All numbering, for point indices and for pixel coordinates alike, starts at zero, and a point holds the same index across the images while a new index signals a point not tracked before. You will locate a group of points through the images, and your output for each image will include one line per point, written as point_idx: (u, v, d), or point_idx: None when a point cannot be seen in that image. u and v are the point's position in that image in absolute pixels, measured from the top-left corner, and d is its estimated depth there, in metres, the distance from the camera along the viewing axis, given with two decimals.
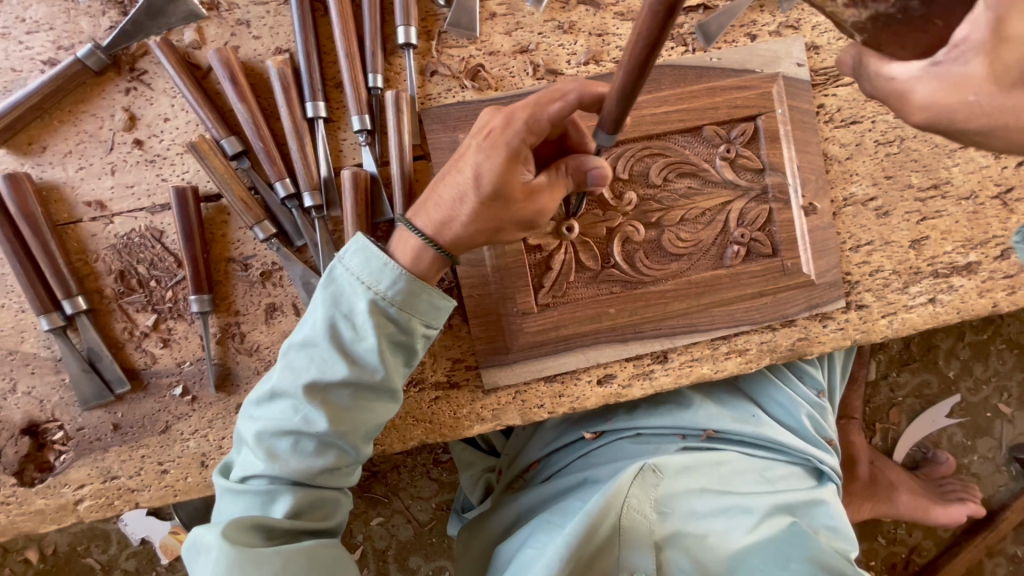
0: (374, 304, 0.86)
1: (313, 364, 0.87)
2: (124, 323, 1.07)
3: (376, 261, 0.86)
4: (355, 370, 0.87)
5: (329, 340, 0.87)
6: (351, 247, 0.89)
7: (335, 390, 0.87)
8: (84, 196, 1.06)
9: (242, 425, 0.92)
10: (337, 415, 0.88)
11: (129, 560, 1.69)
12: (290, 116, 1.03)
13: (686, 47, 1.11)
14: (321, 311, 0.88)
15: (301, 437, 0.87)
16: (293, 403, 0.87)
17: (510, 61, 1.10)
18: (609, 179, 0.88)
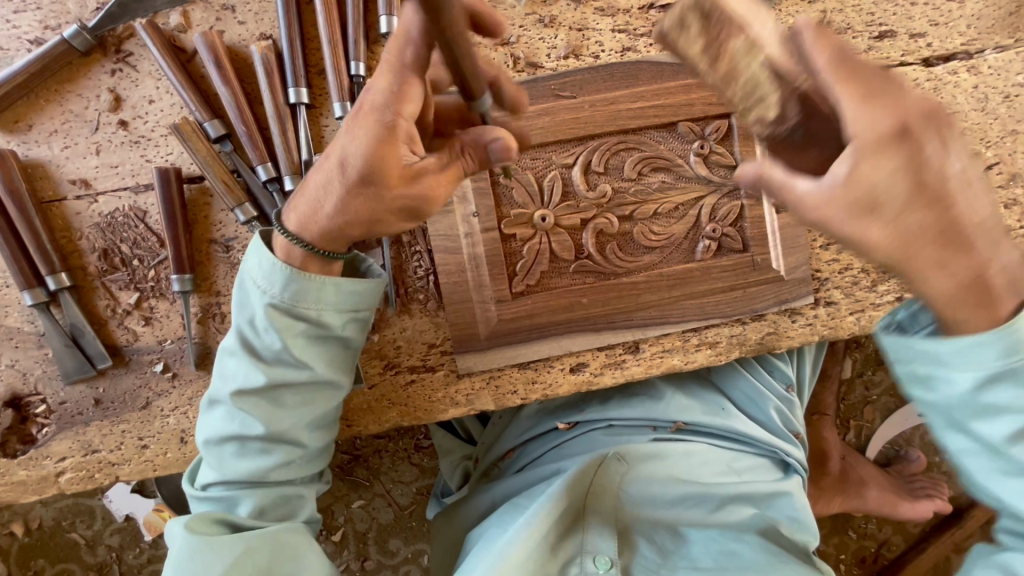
0: (277, 303, 0.86)
1: (236, 373, 0.89)
2: (107, 301, 1.10)
3: (272, 262, 0.85)
4: (279, 369, 0.88)
5: (246, 347, 0.88)
6: (250, 249, 0.89)
7: (268, 394, 0.89)
8: (69, 175, 1.08)
9: (197, 436, 0.96)
10: (271, 416, 0.89)
11: (112, 535, 1.72)
12: (273, 102, 1.05)
13: (664, 44, 1.14)
14: (241, 320, 0.89)
15: (242, 440, 0.89)
16: (230, 410, 0.89)
17: (491, 53, 1.12)
18: (513, 149, 0.83)
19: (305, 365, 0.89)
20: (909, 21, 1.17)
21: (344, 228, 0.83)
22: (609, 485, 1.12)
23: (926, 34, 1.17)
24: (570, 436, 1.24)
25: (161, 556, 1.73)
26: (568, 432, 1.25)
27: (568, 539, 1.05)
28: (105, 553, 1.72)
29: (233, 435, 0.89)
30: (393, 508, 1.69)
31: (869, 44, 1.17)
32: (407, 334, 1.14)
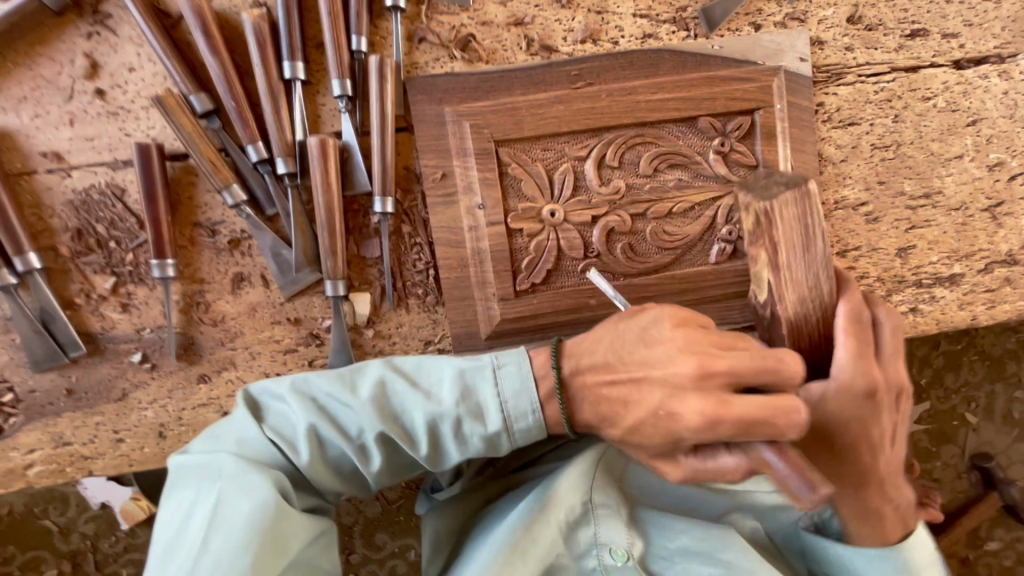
0: (404, 406, 0.85)
1: (325, 415, 0.84)
2: (81, 285, 1.02)
3: (530, 392, 0.85)
4: (360, 450, 0.84)
5: (428, 429, 0.84)
6: (392, 372, 0.88)
7: (331, 449, 0.84)
8: (40, 146, 0.99)
9: (188, 459, 0.82)
10: (319, 469, 0.83)
11: (86, 524, 1.65)
12: (265, 76, 0.97)
13: (688, 32, 1.07)
14: (419, 392, 0.85)
15: (263, 477, 0.78)
16: (290, 427, 0.84)
17: (503, 33, 1.04)
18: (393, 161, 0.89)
19: (375, 459, 0.84)
20: (943, 20, 1.11)
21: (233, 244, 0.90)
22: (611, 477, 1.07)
23: (959, 34, 1.12)
24: (570, 435, 1.16)
25: (137, 546, 1.67)
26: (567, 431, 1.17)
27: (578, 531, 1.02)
28: (78, 541, 1.65)
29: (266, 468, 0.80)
30: (381, 503, 1.64)
31: (901, 42, 1.11)
32: (403, 330, 1.08)
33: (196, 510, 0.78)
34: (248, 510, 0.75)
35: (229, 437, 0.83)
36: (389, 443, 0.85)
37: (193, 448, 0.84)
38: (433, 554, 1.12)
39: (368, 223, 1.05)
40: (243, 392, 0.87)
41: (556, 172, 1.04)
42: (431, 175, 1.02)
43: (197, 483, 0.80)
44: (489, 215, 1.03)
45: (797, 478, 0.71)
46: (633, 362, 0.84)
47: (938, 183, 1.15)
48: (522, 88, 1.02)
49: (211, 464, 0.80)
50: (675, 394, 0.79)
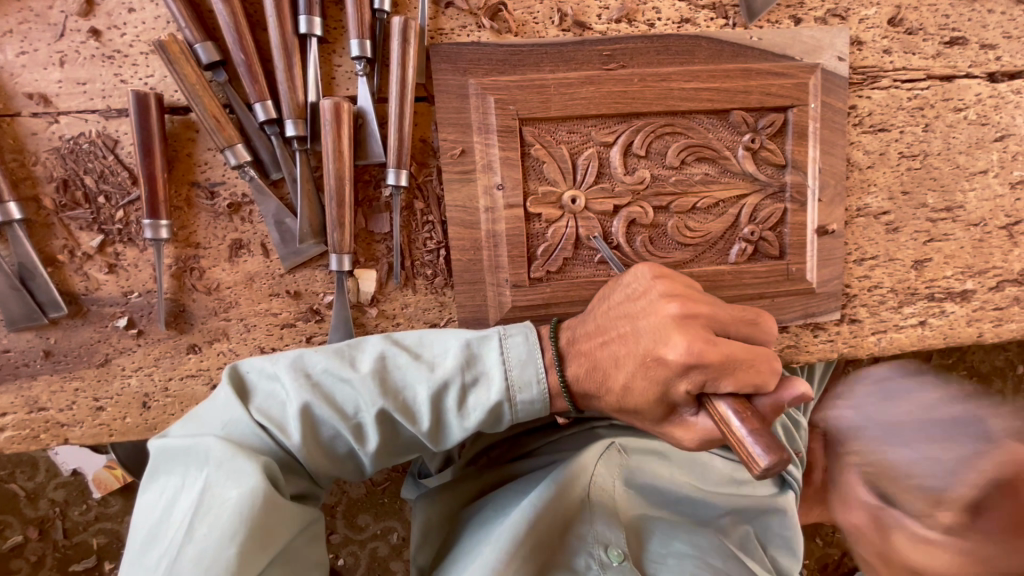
0: (411, 379, 0.81)
1: (321, 391, 0.79)
2: (64, 241, 0.95)
3: (537, 366, 0.83)
4: (358, 428, 0.80)
5: (430, 405, 0.80)
6: (391, 344, 0.84)
7: (327, 429, 0.79)
8: (24, 87, 0.91)
9: (176, 439, 0.77)
10: (313, 452, 0.79)
11: (57, 490, 1.59)
12: (279, 29, 0.90)
13: (726, 20, 1.02)
14: (420, 365, 0.82)
15: (254, 460, 0.73)
16: (282, 409, 0.79)
17: (535, 5, 0.98)
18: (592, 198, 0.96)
19: (374, 438, 0.80)
20: (983, 30, 1.08)
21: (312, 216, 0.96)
22: (610, 475, 1.05)
23: (997, 46, 1.09)
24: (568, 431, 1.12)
25: (109, 515, 1.61)
26: (566, 427, 1.13)
27: (574, 529, 0.99)
28: (46, 508, 1.59)
29: (256, 454, 0.75)
30: (366, 484, 1.60)
31: (939, 49, 1.08)
32: (408, 310, 1.03)
33: (181, 497, 0.74)
34: (238, 493, 0.71)
35: (216, 420, 0.79)
36: (388, 421, 0.81)
37: (177, 432, 0.80)
38: (421, 541, 1.09)
39: (379, 196, 0.99)
40: (227, 371, 0.83)
41: (579, 157, 0.99)
42: (449, 149, 0.97)
43: (184, 470, 0.76)
44: (507, 197, 0.98)
45: (750, 435, 0.68)
46: (623, 313, 0.84)
47: (961, 198, 1.13)
48: (551, 65, 0.97)
49: (199, 448, 0.75)
50: (661, 333, 0.78)
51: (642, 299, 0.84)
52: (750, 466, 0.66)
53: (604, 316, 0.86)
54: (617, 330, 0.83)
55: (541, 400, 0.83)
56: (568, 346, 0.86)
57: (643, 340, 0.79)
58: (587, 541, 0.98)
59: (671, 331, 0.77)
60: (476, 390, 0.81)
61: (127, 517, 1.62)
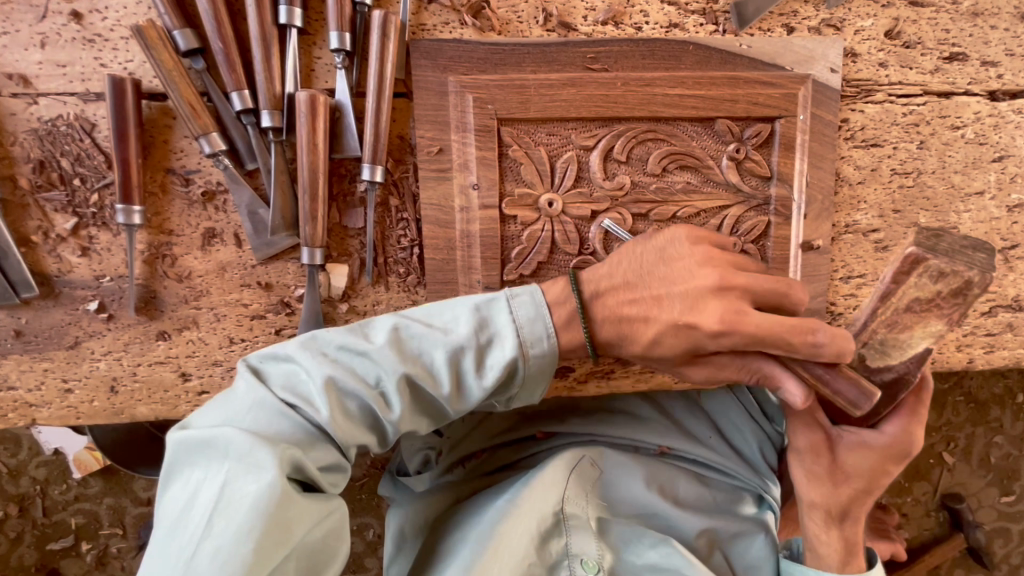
0: (432, 344, 0.78)
1: (341, 365, 0.77)
2: (39, 222, 0.95)
3: (547, 321, 0.81)
4: (381, 398, 0.77)
5: (450, 367, 0.78)
6: (401, 316, 0.82)
7: (350, 401, 0.77)
8: (5, 67, 0.91)
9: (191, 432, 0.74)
10: (342, 427, 0.76)
11: (38, 468, 1.60)
12: (258, 18, 0.89)
13: (716, 27, 1.00)
14: (435, 331, 0.79)
15: (278, 447, 0.71)
16: (305, 387, 0.77)
17: (520, 4, 0.96)
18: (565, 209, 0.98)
19: (398, 408, 0.77)
20: (985, 46, 1.05)
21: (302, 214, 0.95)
22: (585, 487, 1.05)
23: (999, 64, 1.05)
24: (547, 444, 1.13)
25: (89, 496, 1.62)
26: (545, 440, 1.13)
27: (549, 540, 0.98)
28: (27, 485, 1.60)
29: (280, 439, 0.72)
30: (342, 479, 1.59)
31: (938, 64, 1.04)
32: (379, 307, 1.02)
33: (200, 491, 0.72)
34: (264, 482, 0.69)
35: (236, 409, 0.75)
36: (410, 389, 0.78)
37: (195, 423, 0.76)
38: (394, 552, 1.04)
39: (354, 191, 0.98)
40: (241, 363, 0.79)
41: (558, 160, 0.97)
42: (426, 147, 0.96)
43: (206, 463, 0.73)
44: (483, 197, 0.97)
45: (850, 386, 0.79)
46: (655, 280, 0.82)
47: (955, 218, 1.10)
48: (533, 65, 0.96)
49: (222, 438, 0.72)
50: (696, 302, 0.77)
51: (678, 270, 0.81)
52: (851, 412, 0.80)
53: (637, 275, 0.83)
54: (651, 294, 0.81)
55: (550, 356, 0.81)
56: (593, 302, 0.83)
57: (676, 309, 0.79)
58: (565, 553, 0.98)
59: (707, 301, 0.77)
60: (494, 352, 0.80)
61: (105, 498, 1.63)
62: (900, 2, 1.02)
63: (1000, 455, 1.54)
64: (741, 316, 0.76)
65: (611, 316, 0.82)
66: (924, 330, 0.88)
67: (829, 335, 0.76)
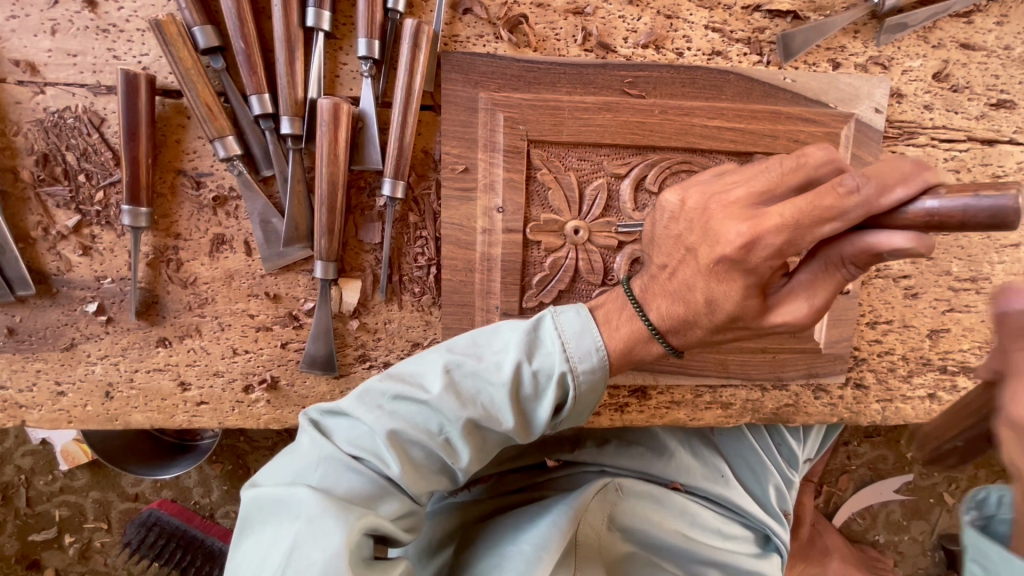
0: (491, 384, 0.74)
1: (399, 414, 0.75)
2: (39, 217, 0.90)
3: (596, 335, 0.76)
4: (446, 444, 0.76)
5: (512, 405, 0.74)
6: (450, 352, 0.78)
7: (416, 449, 0.75)
8: (12, 53, 0.86)
9: (263, 495, 0.74)
10: (410, 473, 0.75)
11: (24, 457, 1.55)
12: (285, 19, 0.84)
13: (760, 57, 0.96)
14: (488, 368, 0.75)
15: (345, 514, 0.69)
16: (368, 440, 0.75)
17: (559, 21, 0.92)
18: (589, 234, 0.94)
19: (464, 452, 0.76)
20: None
21: (320, 217, 0.90)
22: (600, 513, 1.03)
23: None
24: (556, 472, 1.11)
25: (74, 489, 1.58)
26: (554, 469, 1.12)
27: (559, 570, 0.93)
28: (12, 474, 1.56)
29: (345, 502, 0.70)
30: None
31: (984, 111, 1.00)
32: (391, 326, 0.98)
33: (271, 554, 0.70)
34: (329, 550, 0.66)
35: (303, 467, 0.75)
36: (473, 431, 0.76)
37: (269, 479, 0.76)
38: None
39: (372, 205, 0.94)
40: (306, 418, 0.80)
41: (588, 187, 0.94)
42: (451, 164, 0.92)
43: (275, 523, 0.72)
44: (507, 221, 0.93)
45: (969, 199, 0.58)
46: (669, 240, 0.75)
47: (987, 269, 1.06)
48: (568, 86, 0.91)
49: (291, 500, 0.71)
50: (712, 230, 0.69)
51: (683, 220, 0.73)
52: (1001, 224, 0.58)
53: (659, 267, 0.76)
54: (676, 256, 0.74)
55: (603, 372, 0.76)
56: (642, 296, 0.78)
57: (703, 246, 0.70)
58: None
59: (723, 216, 0.68)
60: (549, 379, 0.76)
61: (91, 492, 1.58)
62: (951, 44, 0.98)
63: None
64: (759, 222, 0.65)
65: (660, 300, 0.77)
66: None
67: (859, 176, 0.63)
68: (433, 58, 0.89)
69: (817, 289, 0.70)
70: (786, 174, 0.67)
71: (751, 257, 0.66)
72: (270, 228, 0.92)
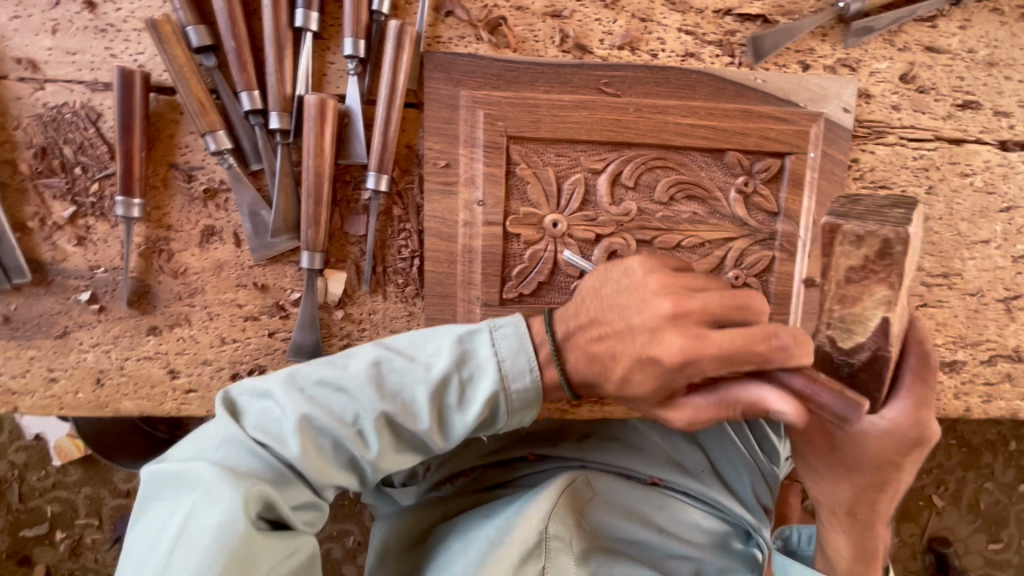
0: (417, 382, 0.76)
1: (317, 402, 0.76)
2: (36, 208, 0.94)
3: (530, 354, 0.78)
4: (357, 437, 0.76)
5: (429, 404, 0.76)
6: (382, 345, 0.79)
7: (326, 441, 0.75)
8: (14, 51, 0.90)
9: (169, 465, 0.75)
10: (315, 463, 0.75)
11: (17, 453, 1.57)
12: (275, 20, 0.89)
13: (732, 59, 0.99)
14: (418, 366, 0.77)
15: (240, 488, 0.70)
16: (278, 424, 0.75)
17: (537, 23, 0.96)
18: (568, 227, 0.97)
19: (373, 448, 0.76)
20: (998, 96, 1.04)
21: (306, 210, 0.93)
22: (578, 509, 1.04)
23: (1011, 114, 1.05)
24: (535, 466, 1.12)
25: (67, 484, 1.59)
26: (535, 462, 1.13)
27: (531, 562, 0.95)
28: (5, 469, 1.57)
29: (243, 480, 0.71)
30: None
31: (950, 111, 1.04)
32: (375, 317, 1.01)
33: (171, 521, 0.72)
34: (225, 515, 0.69)
35: (209, 442, 0.76)
36: (387, 427, 0.77)
37: (178, 453, 0.77)
38: (376, 564, 1.05)
39: (357, 198, 0.98)
40: (221, 396, 0.79)
41: (566, 181, 0.97)
42: (434, 159, 0.95)
43: (177, 495, 0.73)
44: (487, 214, 0.96)
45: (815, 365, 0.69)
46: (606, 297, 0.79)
47: (959, 265, 1.08)
48: (546, 85, 0.95)
49: (194, 471, 0.73)
50: (650, 323, 0.73)
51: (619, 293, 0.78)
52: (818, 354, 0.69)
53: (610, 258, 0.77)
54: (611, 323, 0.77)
55: (530, 390, 0.78)
56: (563, 341, 0.79)
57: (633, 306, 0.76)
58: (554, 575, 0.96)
59: None
60: (471, 383, 0.77)
61: (83, 488, 1.60)
62: (916, 47, 1.02)
63: (988, 502, 1.50)
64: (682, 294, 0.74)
65: (579, 353, 0.78)
66: (873, 300, 0.67)
67: (792, 337, 0.69)
68: (418, 58, 0.93)
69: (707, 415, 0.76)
70: (734, 305, 0.73)
71: (683, 371, 0.71)
72: (259, 224, 0.95)
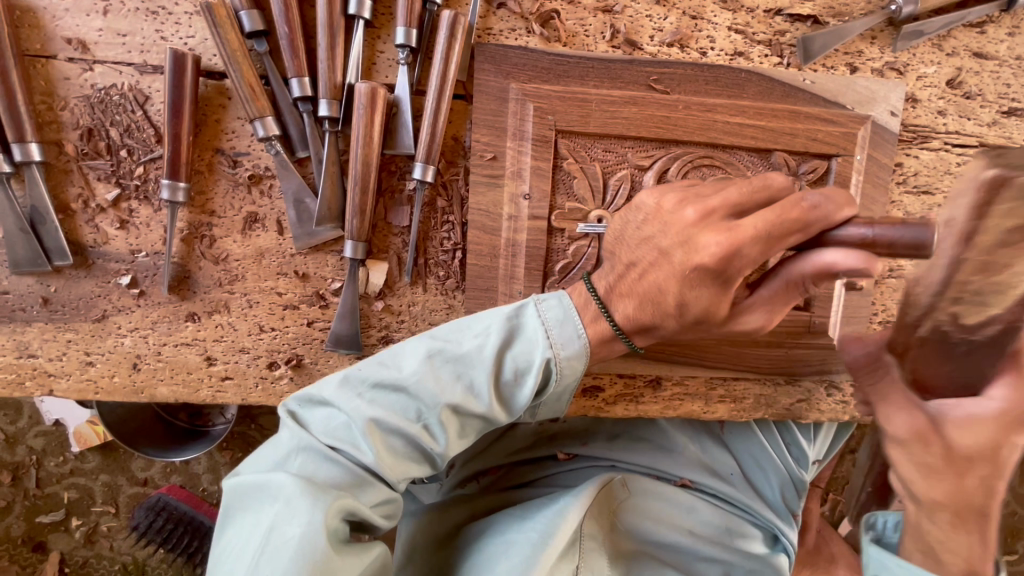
0: (473, 368, 0.76)
1: (379, 403, 0.76)
2: (80, 190, 0.93)
3: (577, 321, 0.78)
4: (424, 430, 0.77)
5: (490, 387, 0.76)
6: (431, 338, 0.79)
7: (395, 438, 0.76)
8: (64, 31, 0.90)
9: (244, 479, 0.75)
10: (387, 460, 0.75)
11: (36, 438, 1.56)
12: (328, 7, 0.88)
13: (781, 59, 0.99)
14: (470, 354, 0.76)
15: (320, 496, 0.70)
16: (345, 429, 0.76)
17: (588, 17, 0.96)
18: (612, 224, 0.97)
19: (443, 438, 0.77)
20: None
21: (352, 199, 0.92)
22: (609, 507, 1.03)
23: None
24: (565, 465, 1.12)
25: (84, 471, 1.58)
26: (565, 461, 1.13)
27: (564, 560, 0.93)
28: (24, 454, 1.56)
29: (322, 488, 0.72)
30: None
31: (996, 118, 1.04)
32: (415, 309, 1.00)
33: (253, 534, 0.72)
34: (308, 527, 0.69)
35: (284, 455, 0.76)
36: (453, 417, 0.77)
37: (249, 468, 0.78)
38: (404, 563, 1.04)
39: (402, 189, 0.97)
40: (283, 410, 0.80)
41: (612, 177, 0.96)
42: (480, 151, 0.95)
43: (256, 508, 0.74)
44: (533, 207, 0.96)
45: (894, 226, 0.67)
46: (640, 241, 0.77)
47: None
48: (596, 79, 0.95)
49: (270, 485, 0.73)
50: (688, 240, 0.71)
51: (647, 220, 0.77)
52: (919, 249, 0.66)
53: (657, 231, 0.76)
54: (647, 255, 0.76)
55: (582, 357, 0.78)
56: (606, 295, 0.79)
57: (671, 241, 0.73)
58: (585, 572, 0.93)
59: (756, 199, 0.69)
60: (527, 363, 0.77)
61: (100, 475, 1.59)
62: (964, 53, 1.02)
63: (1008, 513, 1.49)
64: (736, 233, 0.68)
65: (627, 300, 0.78)
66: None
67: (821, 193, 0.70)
68: (468, 49, 0.93)
69: (777, 302, 0.78)
70: (756, 190, 0.71)
71: (729, 267, 0.70)
72: (302, 213, 0.94)
